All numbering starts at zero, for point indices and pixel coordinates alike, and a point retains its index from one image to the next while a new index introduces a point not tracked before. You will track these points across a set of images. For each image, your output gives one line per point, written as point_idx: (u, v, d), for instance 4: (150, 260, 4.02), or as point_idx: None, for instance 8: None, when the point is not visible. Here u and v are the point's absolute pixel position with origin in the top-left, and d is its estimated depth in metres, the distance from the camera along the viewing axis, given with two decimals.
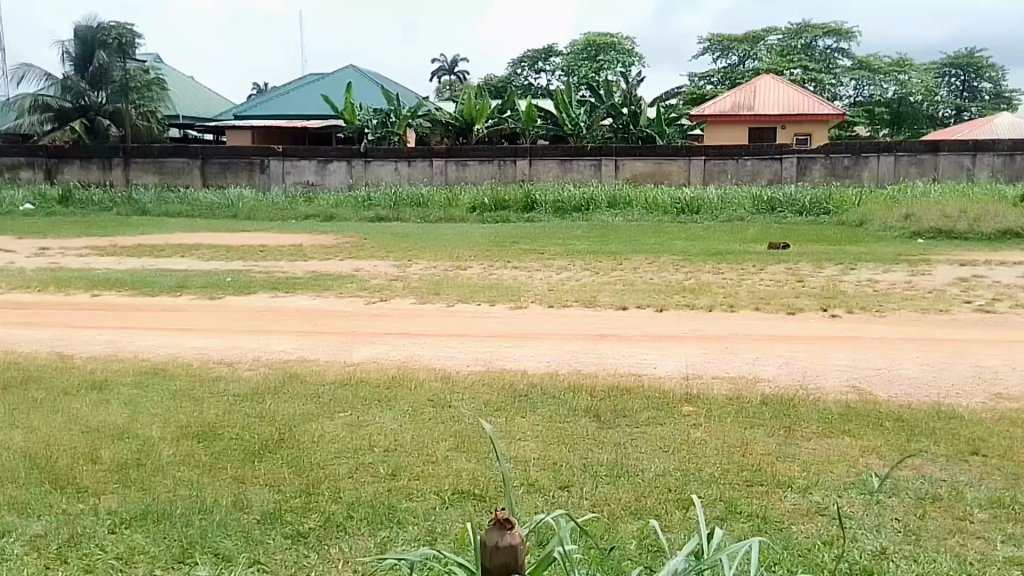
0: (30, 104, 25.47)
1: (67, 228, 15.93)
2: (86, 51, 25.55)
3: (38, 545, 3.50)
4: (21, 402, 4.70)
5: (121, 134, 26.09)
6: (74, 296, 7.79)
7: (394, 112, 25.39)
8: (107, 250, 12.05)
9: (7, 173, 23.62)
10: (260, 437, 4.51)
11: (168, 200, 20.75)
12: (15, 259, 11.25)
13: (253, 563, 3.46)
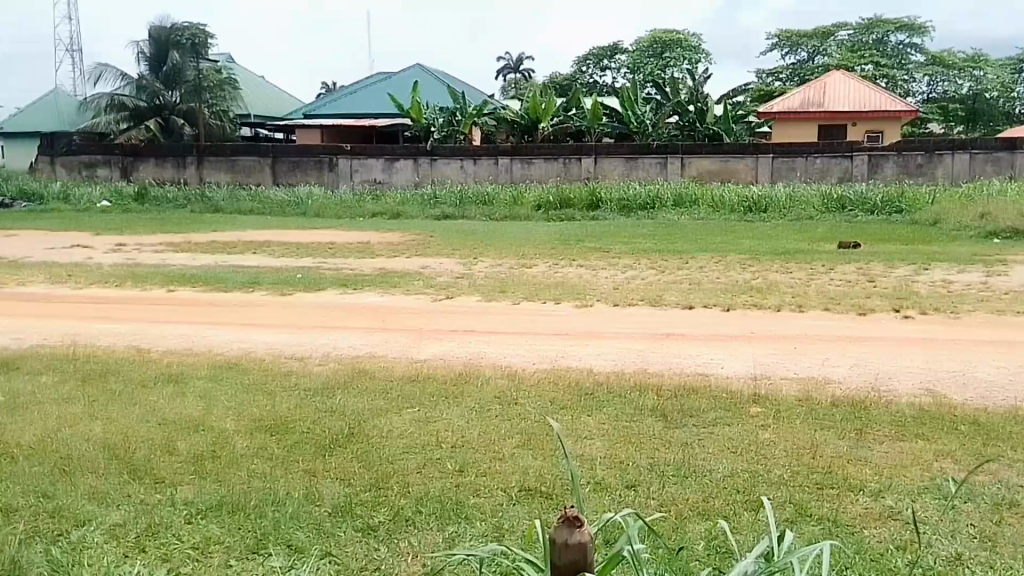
0: (108, 103, 26.81)
1: (141, 225, 16.37)
2: (160, 52, 26.78)
3: (118, 533, 3.58)
4: (101, 393, 4.84)
5: (195, 133, 27.33)
6: (151, 291, 8.00)
7: (459, 109, 25.61)
8: (182, 247, 12.37)
9: (85, 172, 24.68)
10: (330, 431, 4.56)
11: (240, 199, 21.13)
12: (95, 254, 11.61)
13: (325, 555, 3.50)
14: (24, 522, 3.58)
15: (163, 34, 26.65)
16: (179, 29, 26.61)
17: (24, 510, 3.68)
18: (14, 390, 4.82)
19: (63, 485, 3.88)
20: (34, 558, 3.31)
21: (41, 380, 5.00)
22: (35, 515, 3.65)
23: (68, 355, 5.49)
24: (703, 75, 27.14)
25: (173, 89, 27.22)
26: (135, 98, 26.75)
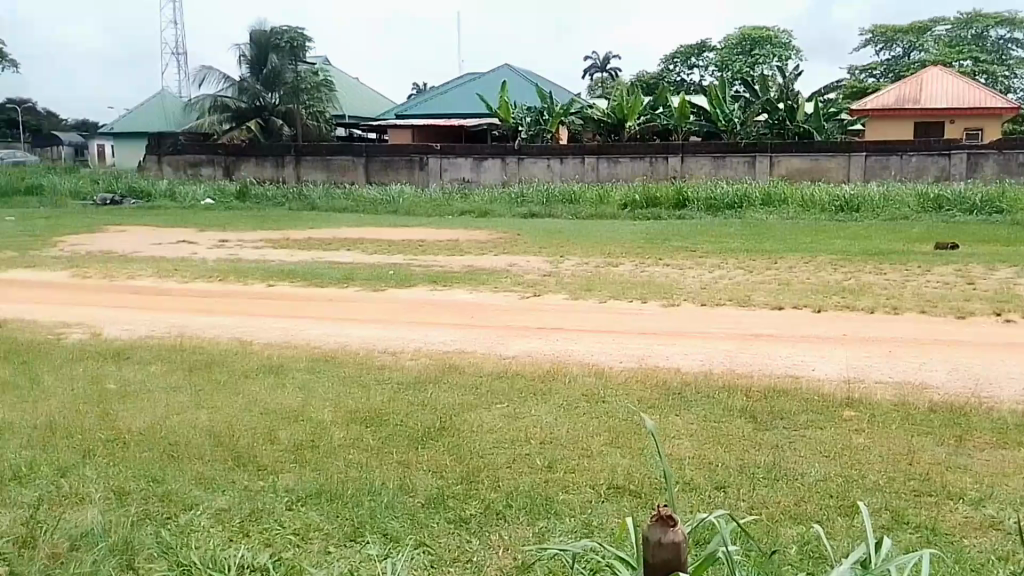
0: (212, 105, 28.08)
1: (241, 221, 17.04)
2: (260, 55, 28.20)
3: (223, 517, 3.72)
4: (207, 382, 5.05)
5: (293, 133, 28.79)
6: (251, 286, 8.32)
7: (547, 109, 26.12)
8: (280, 243, 12.82)
9: (190, 171, 25.73)
10: (421, 424, 4.64)
11: (335, 197, 21.51)
12: (199, 249, 12.17)
13: (419, 545, 3.58)
14: (137, 504, 3.76)
15: (263, 38, 28.07)
16: (280, 32, 28.18)
17: (139, 491, 3.86)
18: (128, 378, 5.08)
19: (174, 468, 4.05)
20: (148, 539, 3.48)
21: (152, 369, 5.26)
22: (147, 497, 3.81)
23: (175, 346, 5.76)
24: (795, 72, 26.75)
25: (274, 92, 28.50)
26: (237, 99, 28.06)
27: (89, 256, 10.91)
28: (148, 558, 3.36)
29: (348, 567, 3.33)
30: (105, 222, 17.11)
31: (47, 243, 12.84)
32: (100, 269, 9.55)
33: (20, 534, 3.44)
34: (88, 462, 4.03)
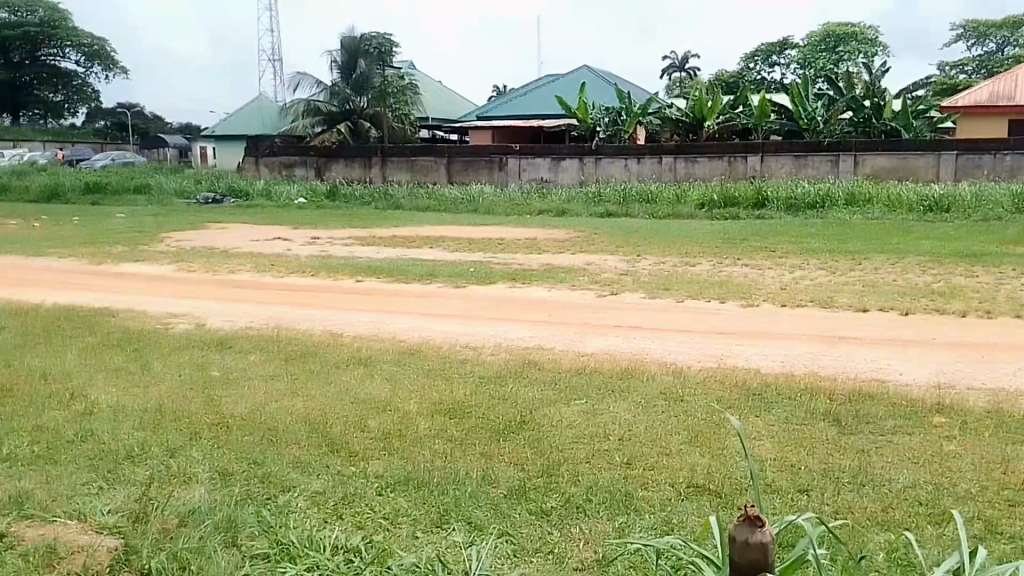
0: (305, 109, 29.29)
1: (330, 219, 17.67)
2: (349, 60, 29.08)
3: (318, 500, 3.92)
4: (301, 371, 5.31)
5: (379, 135, 29.47)
6: (339, 281, 8.66)
7: (625, 109, 26.21)
8: (365, 240, 13.26)
9: (284, 171, 26.78)
10: (503, 418, 4.75)
11: (418, 197, 22.06)
12: (292, 245, 12.74)
13: (502, 534, 3.69)
14: (239, 484, 3.99)
15: (352, 43, 28.73)
16: (369, 38, 28.80)
17: (240, 472, 4.09)
18: (229, 365, 5.39)
19: (271, 451, 4.27)
20: (249, 518, 3.69)
21: (251, 358, 5.55)
22: (249, 479, 4.04)
23: (269, 337, 6.07)
24: (882, 68, 25.97)
25: (363, 95, 29.31)
26: (328, 103, 29.06)
27: (192, 251, 11.58)
28: (249, 536, 3.58)
29: (435, 553, 3.46)
30: (208, 219, 18.10)
31: (154, 238, 13.67)
32: (203, 263, 10.11)
33: (136, 508, 3.71)
34: (195, 443, 4.30)
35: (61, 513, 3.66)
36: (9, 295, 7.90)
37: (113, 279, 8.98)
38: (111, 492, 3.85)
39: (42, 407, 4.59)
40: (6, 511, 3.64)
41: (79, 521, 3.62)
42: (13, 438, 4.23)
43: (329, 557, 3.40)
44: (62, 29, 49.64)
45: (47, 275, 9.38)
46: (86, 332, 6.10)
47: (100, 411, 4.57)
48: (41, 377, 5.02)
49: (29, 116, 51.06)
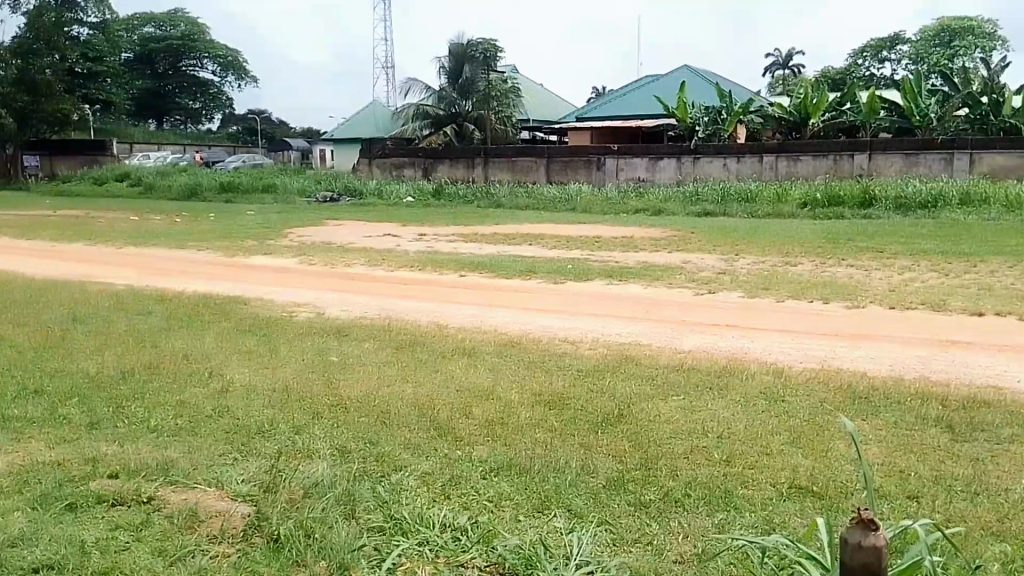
0: (415, 113, 30.72)
1: (437, 217, 18.33)
2: (457, 65, 30.31)
3: (427, 480, 4.16)
4: (411, 359, 5.61)
5: (482, 137, 30.20)
6: (443, 275, 9.05)
7: (725, 108, 25.94)
8: (470, 237, 13.70)
9: (394, 172, 27.77)
10: (602, 411, 4.87)
11: (518, 196, 22.43)
12: (399, 241, 13.36)
13: (602, 523, 3.79)
14: (356, 461, 4.29)
15: (458, 50, 29.99)
16: (474, 44, 29.89)
17: (357, 451, 4.39)
18: (345, 352, 5.75)
19: (384, 433, 4.55)
20: (366, 493, 3.97)
21: (365, 346, 5.90)
22: (365, 457, 4.34)
23: (380, 327, 6.43)
24: (1002, 63, 24.57)
25: (467, 100, 30.36)
26: (436, 107, 30.40)
27: (312, 245, 12.33)
28: (366, 509, 3.85)
29: (538, 537, 3.61)
30: (326, 216, 19.13)
31: (279, 233, 14.66)
32: (322, 257, 10.77)
33: (266, 479, 4.07)
34: (316, 421, 4.65)
35: (202, 480, 4.06)
36: (154, 283, 8.72)
37: (243, 270, 9.72)
38: (245, 462, 4.23)
39: (184, 383, 5.07)
40: (157, 476, 4.07)
41: (217, 488, 4.01)
42: (161, 410, 4.71)
43: (439, 534, 3.63)
44: (200, 42, 55.01)
45: (185, 265, 10.25)
46: (219, 317, 6.66)
47: (234, 390, 5.00)
48: (184, 357, 5.54)
49: (171, 121, 55.87)
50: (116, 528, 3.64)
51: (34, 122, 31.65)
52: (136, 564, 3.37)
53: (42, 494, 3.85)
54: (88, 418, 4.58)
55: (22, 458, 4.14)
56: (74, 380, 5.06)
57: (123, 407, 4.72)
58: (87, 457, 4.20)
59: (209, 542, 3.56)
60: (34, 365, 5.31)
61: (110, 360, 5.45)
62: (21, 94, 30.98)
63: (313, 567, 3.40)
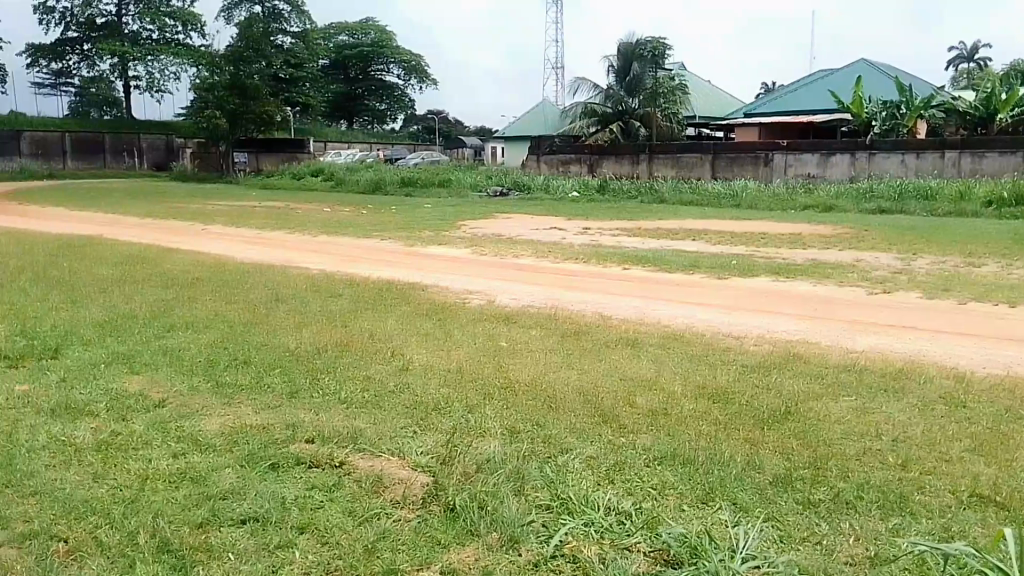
0: (583, 111, 32.46)
1: (602, 212, 18.90)
2: (625, 64, 31.63)
3: (592, 463, 4.29)
4: (577, 348, 5.83)
5: (647, 134, 31.47)
6: (608, 268, 9.38)
7: (905, 103, 25.53)
8: (634, 232, 14.01)
9: (561, 169, 29.16)
10: (769, 407, 4.83)
11: (682, 192, 22.85)
12: (565, 234, 13.89)
13: (768, 518, 3.75)
14: (525, 441, 4.49)
15: (628, 49, 31.26)
16: (643, 43, 31.01)
17: (525, 432, 4.60)
18: (513, 338, 6.06)
19: (550, 416, 4.75)
20: (535, 472, 4.16)
21: (532, 332, 6.22)
22: (534, 438, 4.53)
23: (545, 315, 6.74)
24: None
25: (635, 97, 31.71)
26: (603, 105, 31.89)
27: (484, 238, 13.08)
28: (534, 487, 4.04)
29: (703, 527, 3.63)
30: (494, 209, 20.18)
31: (453, 225, 15.61)
32: (493, 248, 11.47)
33: (442, 453, 4.34)
34: (487, 401, 4.93)
35: (385, 449, 4.41)
36: (341, 268, 9.61)
37: (418, 259, 10.49)
38: (423, 436, 4.54)
39: (371, 360, 5.54)
40: (346, 443, 4.46)
41: (398, 457, 4.34)
42: (349, 383, 5.17)
43: (603, 517, 3.74)
44: (387, 47, 59.67)
45: (366, 252, 11.24)
46: (399, 301, 7.24)
47: (414, 368, 5.40)
48: (369, 337, 6.05)
49: (360, 122, 60.90)
50: (311, 489, 4.04)
51: (243, 122, 35.70)
52: (329, 521, 3.72)
53: (250, 452, 4.33)
54: (289, 387, 5.11)
55: (234, 419, 4.68)
56: (277, 353, 5.66)
57: (318, 378, 5.23)
58: (286, 422, 4.66)
59: (392, 506, 3.88)
60: (242, 338, 5.99)
61: (306, 335, 6.05)
62: (232, 97, 35.41)
63: (486, 538, 3.61)
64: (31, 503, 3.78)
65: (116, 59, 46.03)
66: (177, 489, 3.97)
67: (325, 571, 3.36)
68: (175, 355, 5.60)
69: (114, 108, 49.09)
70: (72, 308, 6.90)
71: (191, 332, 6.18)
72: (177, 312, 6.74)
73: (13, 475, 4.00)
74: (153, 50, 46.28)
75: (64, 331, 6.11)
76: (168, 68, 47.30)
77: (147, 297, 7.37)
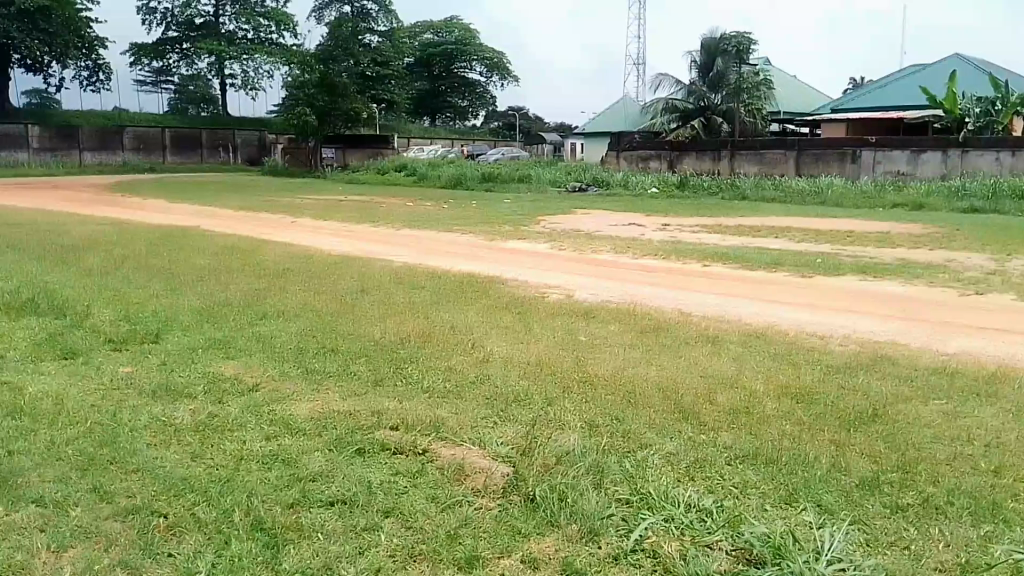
0: (665, 107, 32.52)
1: (682, 208, 18.95)
2: (709, 60, 31.71)
3: (672, 460, 4.24)
4: (656, 344, 5.91)
5: (730, 129, 31.51)
6: (689, 265, 9.50)
7: (1002, 99, 24.59)
8: (716, 229, 14.01)
9: (640, 164, 30.38)
10: (854, 408, 4.76)
11: (765, 189, 23.12)
12: (647, 231, 14.06)
13: (854, 521, 3.64)
14: (604, 435, 4.50)
15: (712, 44, 31.33)
16: (727, 38, 30.91)
17: (604, 426, 4.61)
18: (593, 333, 6.20)
19: (629, 411, 4.76)
20: (614, 466, 4.16)
21: (611, 329, 6.34)
22: (613, 433, 4.54)
23: (625, 311, 6.90)
24: None
25: (717, 92, 31.72)
26: (685, 101, 31.85)
27: (563, 233, 13.28)
28: (613, 481, 4.03)
29: (788, 527, 3.54)
30: (574, 205, 20.49)
31: (534, 220, 15.93)
32: (572, 244, 11.70)
33: (521, 444, 4.39)
34: (566, 395, 4.98)
35: (466, 438, 4.49)
36: (424, 260, 9.96)
37: (499, 252, 10.81)
38: (503, 427, 4.61)
39: (453, 351, 5.71)
40: (428, 431, 4.56)
41: (480, 447, 4.40)
42: (432, 373, 5.32)
43: (684, 513, 3.68)
44: (470, 45, 61.36)
45: (449, 245, 11.67)
46: (480, 295, 7.48)
47: (494, 360, 5.54)
48: (451, 329, 6.24)
49: (443, 119, 62.68)
50: (395, 474, 4.12)
51: (331, 118, 38.67)
52: (412, 507, 3.79)
53: (336, 438, 4.46)
54: (374, 374, 5.28)
55: (322, 404, 4.85)
56: (363, 342, 5.88)
57: (402, 367, 5.41)
58: (372, 409, 4.79)
59: (473, 494, 3.94)
60: (331, 328, 6.26)
61: (391, 327, 6.27)
62: (322, 94, 38.22)
63: (565, 529, 3.61)
64: (135, 479, 3.96)
65: (213, 59, 49.09)
66: (268, 470, 4.10)
67: (410, 554, 3.42)
68: (267, 343, 5.88)
69: (211, 104, 52.62)
70: (171, 295, 7.28)
71: (282, 321, 6.47)
72: (269, 301, 7.06)
73: (119, 451, 4.21)
74: (250, 50, 49.17)
75: (165, 318, 6.47)
76: (262, 67, 50.37)
77: (240, 286, 7.72)
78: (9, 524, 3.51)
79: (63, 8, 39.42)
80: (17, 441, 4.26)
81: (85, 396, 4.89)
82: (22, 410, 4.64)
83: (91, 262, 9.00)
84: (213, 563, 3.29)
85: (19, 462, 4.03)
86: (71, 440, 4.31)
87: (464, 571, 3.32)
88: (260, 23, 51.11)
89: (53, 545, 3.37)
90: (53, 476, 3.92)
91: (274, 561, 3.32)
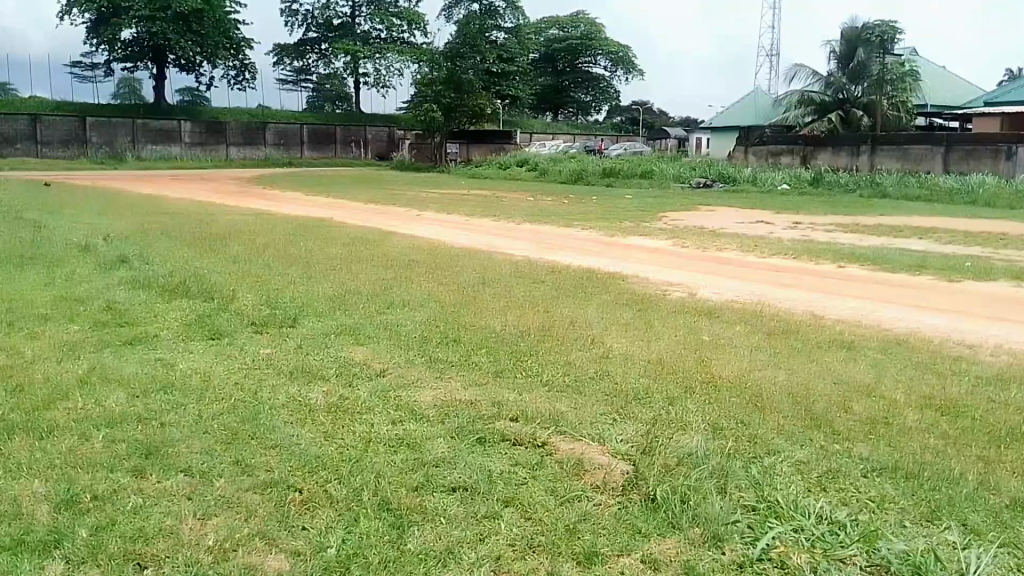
0: (799, 100, 31.41)
1: (813, 207, 18.31)
2: (850, 50, 30.10)
3: (802, 469, 4.00)
4: (786, 347, 5.74)
5: (871, 123, 29.70)
6: (822, 265, 9.16)
7: None
8: (852, 228, 13.42)
9: (771, 159, 30.42)
10: (1004, 424, 4.41)
11: (908, 186, 22.08)
12: (777, 228, 13.66)
13: (1006, 543, 3.31)
14: (728, 439, 4.33)
15: (853, 33, 29.71)
16: (870, 27, 29.31)
17: (729, 430, 4.45)
18: (717, 333, 6.07)
19: (756, 416, 4.58)
20: (740, 471, 3.94)
21: (735, 329, 6.20)
22: (738, 436, 4.37)
23: (751, 312, 6.72)
24: None
25: (858, 85, 30.11)
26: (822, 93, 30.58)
27: (685, 229, 13.07)
28: (739, 486, 3.81)
29: (929, 545, 3.24)
30: (697, 202, 20.19)
31: (654, 216, 15.80)
32: (694, 240, 11.52)
33: (642, 442, 4.27)
34: (689, 396, 4.89)
35: (585, 434, 4.43)
36: (544, 254, 10.11)
37: (620, 248, 10.82)
38: (622, 424, 4.53)
39: (572, 346, 5.77)
40: (547, 425, 4.54)
41: (599, 443, 4.33)
42: (551, 368, 5.36)
43: (815, 525, 3.41)
44: (596, 39, 61.09)
45: (570, 240, 11.77)
46: (600, 290, 7.54)
47: (614, 357, 5.55)
48: (570, 323, 6.32)
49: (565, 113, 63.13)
50: (515, 465, 4.11)
51: (456, 114, 39.49)
52: (532, 498, 3.75)
53: (458, 426, 4.53)
54: (493, 366, 5.41)
55: (447, 393, 4.98)
56: (485, 333, 6.03)
57: (523, 361, 5.48)
58: (493, 400, 4.86)
59: (592, 490, 3.85)
60: (455, 317, 6.49)
61: (512, 320, 6.40)
62: (449, 91, 39.02)
63: (687, 533, 3.45)
64: (273, 455, 4.15)
65: (349, 58, 51.76)
66: (394, 453, 4.19)
67: (528, 545, 3.37)
68: (393, 331, 6.12)
69: (344, 102, 54.89)
70: (305, 283, 7.67)
71: (408, 310, 6.73)
72: (395, 291, 7.34)
73: (257, 428, 4.44)
74: (383, 49, 51.51)
75: (300, 304, 6.83)
76: (394, 65, 52.71)
77: (369, 275, 8.06)
78: (161, 489, 3.75)
79: (214, 10, 43.22)
80: (169, 414, 4.59)
81: (229, 373, 5.25)
82: (173, 385, 5.03)
83: (235, 249, 9.64)
84: (343, 540, 3.37)
85: (171, 433, 4.33)
86: (215, 415, 4.60)
87: (583, 567, 3.25)
88: (393, 22, 53.41)
89: (197, 513, 3.54)
90: (200, 449, 4.17)
91: (400, 542, 3.37)
